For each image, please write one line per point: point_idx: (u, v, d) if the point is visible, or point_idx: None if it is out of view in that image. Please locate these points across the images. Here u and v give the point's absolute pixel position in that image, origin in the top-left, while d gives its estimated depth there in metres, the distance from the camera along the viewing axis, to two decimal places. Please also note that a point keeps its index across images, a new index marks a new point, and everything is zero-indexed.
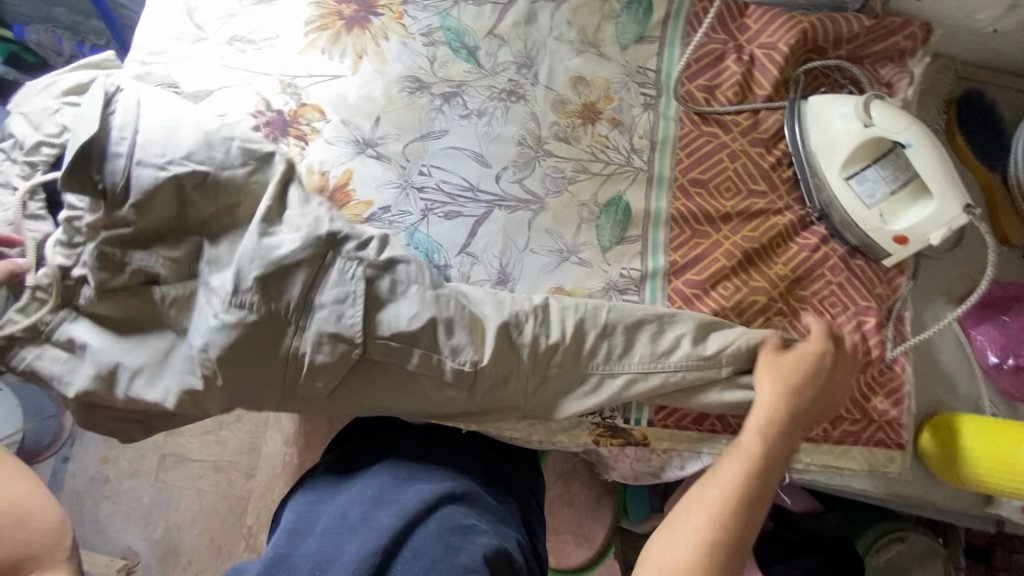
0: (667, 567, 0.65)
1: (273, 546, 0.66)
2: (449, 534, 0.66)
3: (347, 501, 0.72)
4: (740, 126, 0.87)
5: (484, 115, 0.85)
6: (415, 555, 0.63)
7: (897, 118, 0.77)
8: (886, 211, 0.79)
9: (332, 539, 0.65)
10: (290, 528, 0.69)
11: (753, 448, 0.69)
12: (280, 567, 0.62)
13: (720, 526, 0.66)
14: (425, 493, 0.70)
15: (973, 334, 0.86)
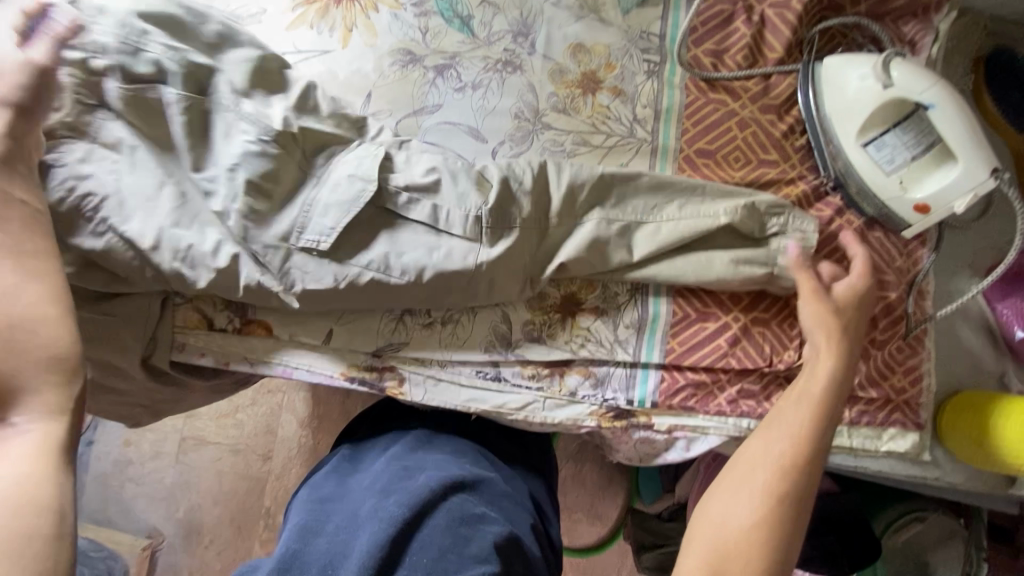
0: (730, 526, 0.59)
1: (286, 540, 0.64)
2: (460, 524, 0.64)
3: (358, 494, 0.71)
4: (750, 92, 0.82)
5: (479, 88, 0.82)
6: (426, 546, 0.61)
7: (919, 78, 0.72)
8: (907, 178, 0.74)
9: (344, 533, 0.63)
10: (301, 523, 0.67)
11: (812, 400, 0.66)
12: (293, 563, 0.60)
13: (784, 483, 0.61)
14: (434, 480, 0.69)
15: (997, 306, 0.81)
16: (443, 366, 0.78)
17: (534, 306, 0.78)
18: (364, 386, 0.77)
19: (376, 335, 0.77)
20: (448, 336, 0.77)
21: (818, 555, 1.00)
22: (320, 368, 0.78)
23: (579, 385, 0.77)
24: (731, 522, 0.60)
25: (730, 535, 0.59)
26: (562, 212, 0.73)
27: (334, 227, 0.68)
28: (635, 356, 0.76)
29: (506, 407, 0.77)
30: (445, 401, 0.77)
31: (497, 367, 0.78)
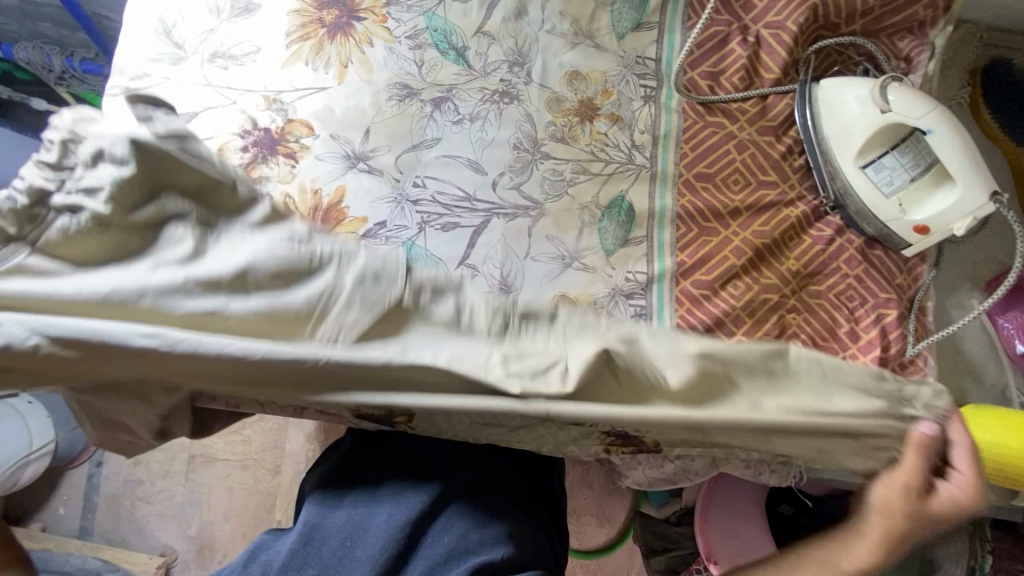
0: None
1: (305, 517, 0.70)
2: (476, 510, 0.71)
3: (376, 477, 0.75)
4: (747, 114, 0.82)
5: (477, 119, 0.82)
6: (443, 531, 0.69)
7: (917, 102, 0.72)
8: (905, 200, 0.75)
9: (361, 512, 0.70)
10: (321, 501, 0.72)
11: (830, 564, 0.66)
12: (311, 540, 0.67)
13: None
14: (449, 474, 0.73)
15: (1001, 321, 0.83)
16: None
17: None
18: None
19: None
20: None
21: None
22: None
23: None
24: None
25: None
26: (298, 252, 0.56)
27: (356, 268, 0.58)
28: None
29: None
30: None
31: None
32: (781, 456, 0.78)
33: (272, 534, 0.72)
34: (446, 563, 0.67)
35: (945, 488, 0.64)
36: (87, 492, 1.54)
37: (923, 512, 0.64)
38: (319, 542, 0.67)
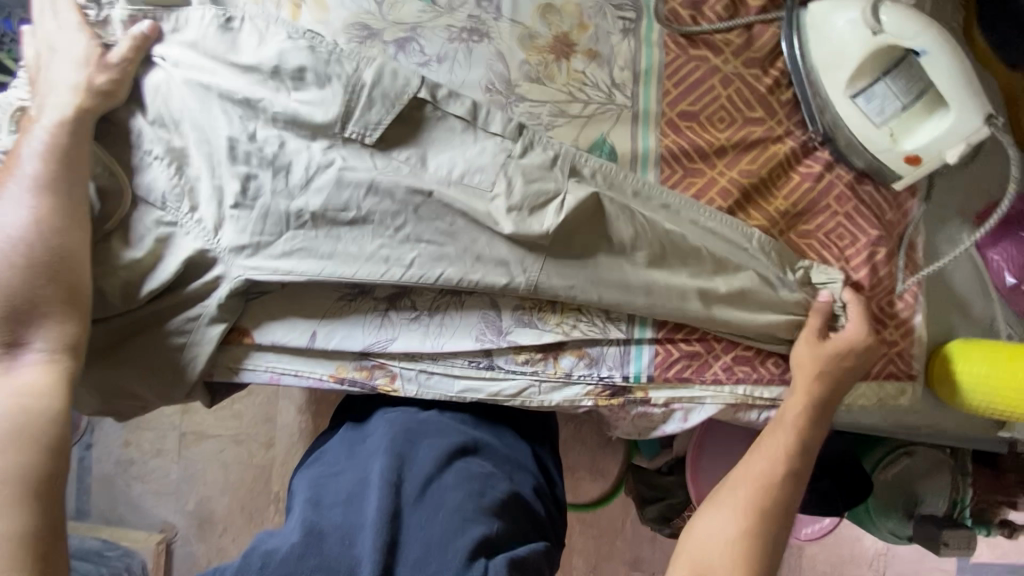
0: (712, 542, 0.68)
1: (298, 516, 0.62)
2: (472, 480, 0.66)
3: (362, 465, 0.69)
4: (732, 45, 0.77)
5: (444, 61, 0.77)
6: (438, 505, 0.61)
7: (910, 21, 0.68)
8: (897, 129, 0.72)
9: (355, 500, 0.62)
10: (310, 497, 0.65)
11: (785, 424, 0.72)
12: (311, 532, 0.58)
13: (761, 504, 0.69)
14: (434, 455, 0.68)
15: (989, 253, 0.81)
16: (433, 359, 0.77)
17: None
18: (354, 385, 0.78)
19: (361, 332, 0.76)
20: (436, 328, 0.76)
21: (811, 497, 1.04)
22: (307, 371, 0.78)
23: (573, 366, 0.77)
24: (716, 543, 0.68)
25: (712, 548, 0.67)
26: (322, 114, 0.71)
27: (379, 123, 0.71)
28: (629, 334, 0.76)
29: (502, 394, 0.77)
30: (440, 393, 0.77)
31: (489, 355, 0.77)
32: (771, 401, 0.77)
33: (262, 535, 0.62)
34: (450, 536, 0.58)
35: (840, 331, 0.73)
36: (80, 474, 1.52)
37: (839, 364, 0.72)
38: (318, 535, 0.58)
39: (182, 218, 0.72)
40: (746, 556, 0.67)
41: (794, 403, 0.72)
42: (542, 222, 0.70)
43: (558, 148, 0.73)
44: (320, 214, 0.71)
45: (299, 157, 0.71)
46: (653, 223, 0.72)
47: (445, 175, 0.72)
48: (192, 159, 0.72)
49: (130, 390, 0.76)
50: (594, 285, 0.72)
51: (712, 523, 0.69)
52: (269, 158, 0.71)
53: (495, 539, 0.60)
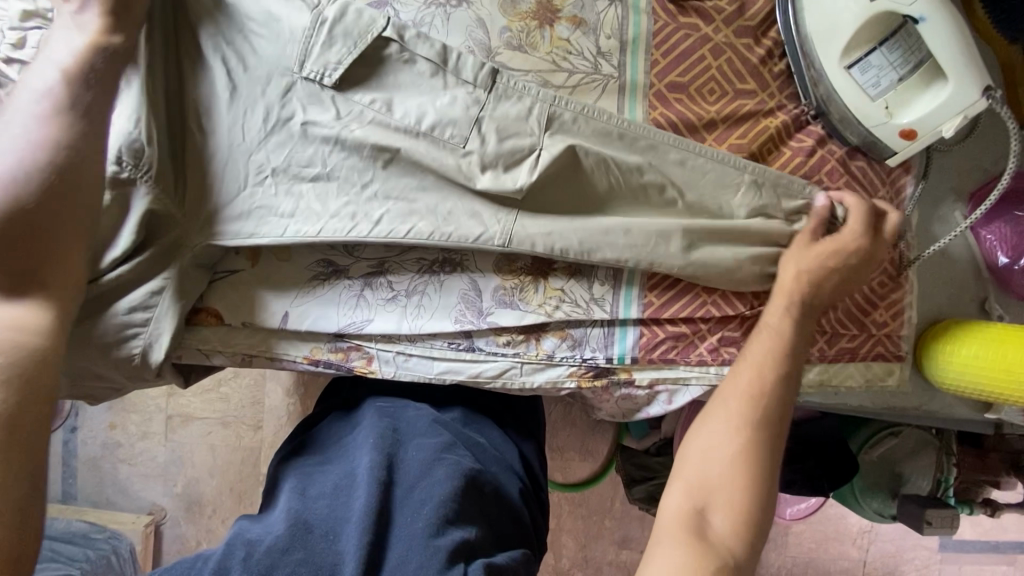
0: (710, 465, 0.66)
1: (283, 505, 0.60)
2: (460, 475, 0.62)
3: (350, 458, 0.67)
4: (723, 13, 0.74)
5: (421, 27, 0.73)
6: (423, 501, 0.59)
7: None
8: (893, 102, 0.69)
9: (343, 494, 0.61)
10: (297, 489, 0.63)
11: (769, 334, 0.71)
12: (295, 525, 0.56)
13: (753, 418, 0.67)
14: (424, 452, 0.66)
15: (982, 233, 0.78)
16: (412, 341, 0.75)
17: (507, 270, 0.73)
18: (330, 367, 0.76)
19: (337, 313, 0.74)
20: (414, 309, 0.74)
21: (798, 478, 1.04)
22: (282, 353, 0.76)
23: (556, 348, 0.75)
24: (714, 467, 0.66)
25: (712, 472, 0.66)
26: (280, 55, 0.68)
27: (338, 64, 0.67)
28: (613, 315, 0.74)
29: (482, 376, 0.75)
30: (419, 375, 0.75)
31: (470, 337, 0.75)
32: None
33: (245, 523, 0.60)
34: (431, 534, 0.56)
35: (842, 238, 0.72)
36: (65, 457, 1.50)
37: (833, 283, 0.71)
38: (304, 526, 0.56)
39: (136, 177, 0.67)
40: (745, 473, 0.65)
41: (773, 314, 0.71)
42: (519, 179, 0.69)
43: (534, 96, 0.70)
44: (284, 169, 0.70)
45: (262, 102, 0.69)
46: (635, 167, 0.71)
47: (413, 121, 0.69)
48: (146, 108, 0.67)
49: (94, 371, 0.73)
50: (570, 235, 0.70)
51: (706, 445, 0.67)
52: (231, 108, 0.69)
53: (476, 544, 0.57)
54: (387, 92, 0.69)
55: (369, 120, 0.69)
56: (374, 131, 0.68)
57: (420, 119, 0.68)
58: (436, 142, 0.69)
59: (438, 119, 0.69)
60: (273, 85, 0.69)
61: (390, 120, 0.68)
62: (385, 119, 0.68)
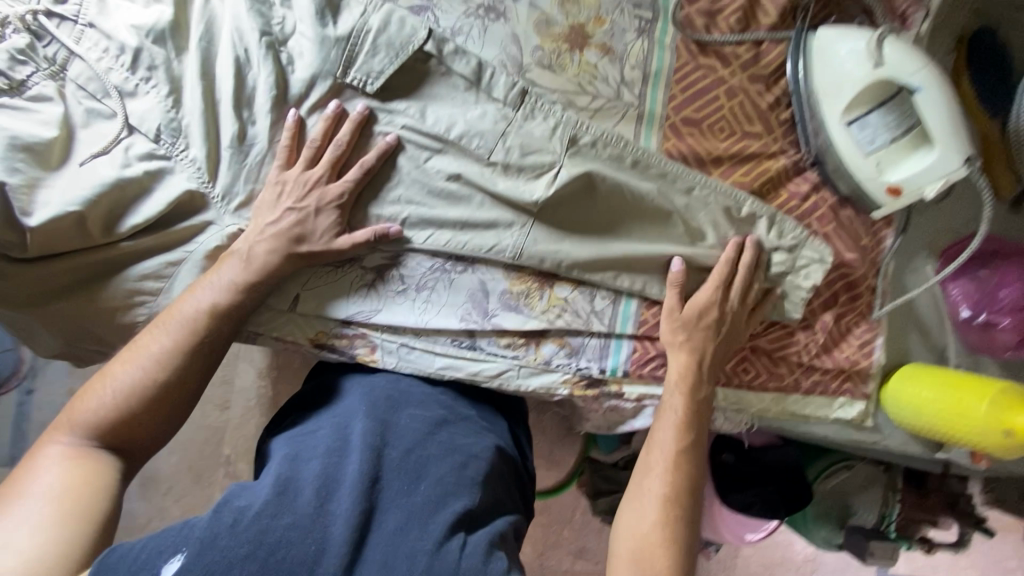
0: (636, 536, 0.68)
1: (273, 470, 0.61)
2: (454, 451, 0.66)
3: (341, 423, 0.68)
4: (740, 59, 0.79)
5: (459, 36, 0.76)
6: (418, 475, 0.62)
7: (910, 58, 0.71)
8: (884, 160, 0.75)
9: (335, 456, 0.62)
10: (290, 453, 0.64)
11: (680, 425, 0.73)
12: (286, 489, 0.57)
13: (669, 495, 0.70)
14: (418, 423, 0.68)
15: (949, 287, 0.85)
16: (416, 335, 0.77)
17: (515, 275, 0.77)
18: (334, 352, 0.77)
19: (348, 300, 0.76)
20: (422, 304, 0.76)
21: (756, 501, 1.11)
22: (286, 335, 0.77)
23: (553, 354, 0.78)
24: (643, 531, 0.68)
25: (637, 538, 0.68)
26: (324, 56, 0.71)
27: (380, 74, 0.72)
28: (610, 328, 0.78)
29: (480, 375, 0.77)
30: (419, 368, 0.77)
31: (473, 336, 0.77)
32: (734, 403, 0.82)
33: (235, 488, 0.60)
34: (430, 508, 0.58)
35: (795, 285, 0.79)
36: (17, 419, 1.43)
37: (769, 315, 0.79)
38: (291, 494, 0.57)
39: (173, 154, 0.70)
40: (671, 537, 0.68)
41: (670, 406, 0.73)
42: (539, 191, 0.73)
43: (559, 117, 0.75)
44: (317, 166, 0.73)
45: (300, 99, 0.72)
46: (647, 194, 0.76)
47: (443, 128, 0.73)
48: (182, 91, 0.70)
49: (93, 333, 0.74)
50: (581, 252, 0.75)
51: (636, 511, 0.70)
52: (275, 95, 0.71)
53: (475, 512, 0.61)
54: (426, 100, 0.74)
55: (407, 126, 0.73)
56: (414, 136, 0.74)
57: (453, 128, 0.73)
58: (467, 150, 0.74)
59: (469, 130, 0.73)
60: (315, 78, 0.72)
61: (424, 127, 0.73)
62: (420, 129, 0.73)
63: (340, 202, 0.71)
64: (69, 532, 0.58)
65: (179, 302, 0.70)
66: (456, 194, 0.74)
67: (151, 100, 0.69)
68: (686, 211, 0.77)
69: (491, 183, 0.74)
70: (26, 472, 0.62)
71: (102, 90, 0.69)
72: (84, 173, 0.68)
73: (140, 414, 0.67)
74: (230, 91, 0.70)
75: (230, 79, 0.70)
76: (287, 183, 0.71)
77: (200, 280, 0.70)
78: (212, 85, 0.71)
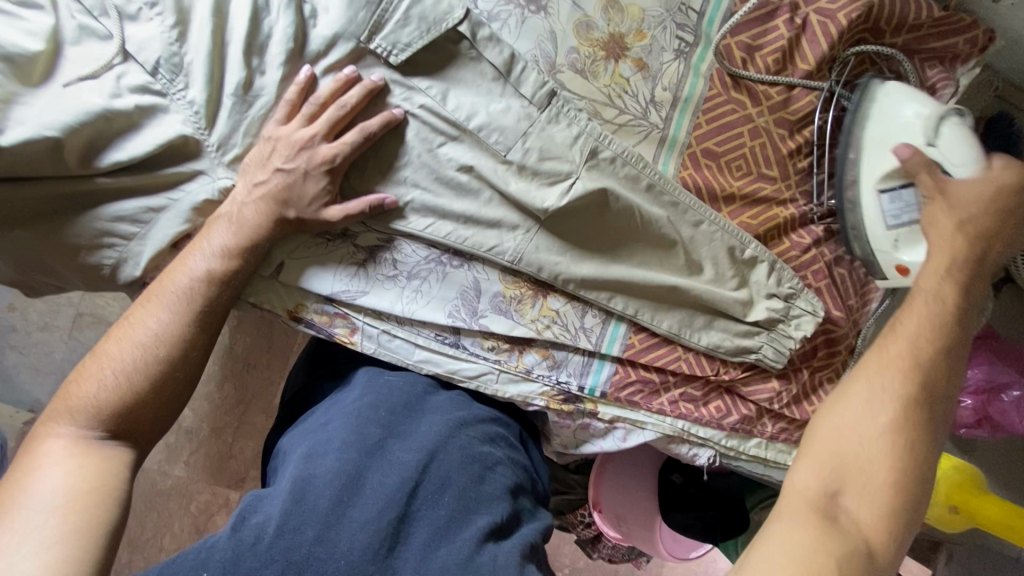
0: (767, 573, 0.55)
1: (289, 474, 0.59)
2: (473, 462, 0.65)
3: (356, 423, 0.67)
4: (771, 100, 0.78)
5: (494, 21, 0.74)
6: (443, 484, 0.61)
7: (965, 148, 0.70)
8: (903, 238, 0.74)
9: (355, 459, 0.61)
10: (304, 452, 0.63)
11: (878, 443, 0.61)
12: (304, 494, 0.56)
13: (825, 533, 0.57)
14: (435, 428, 0.67)
15: None
16: (400, 323, 0.74)
17: (511, 279, 0.75)
18: (310, 328, 0.74)
19: (332, 277, 0.73)
20: (411, 293, 0.73)
21: (697, 524, 1.12)
22: (265, 303, 0.73)
23: (535, 364, 0.77)
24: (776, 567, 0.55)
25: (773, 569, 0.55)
26: (353, 15, 0.67)
27: (407, 46, 0.67)
28: (595, 347, 0.77)
29: (459, 373, 0.76)
30: (397, 356, 0.75)
31: (457, 333, 0.75)
32: (702, 439, 0.80)
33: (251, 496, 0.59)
34: (453, 522, 0.58)
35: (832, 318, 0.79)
36: None
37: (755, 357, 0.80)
38: (310, 503, 0.56)
39: (170, 91, 0.64)
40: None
41: (841, 444, 0.62)
42: (550, 198, 0.71)
43: (583, 126, 0.72)
44: None
45: (318, 59, 0.68)
46: (656, 220, 0.74)
47: (463, 115, 0.70)
48: (189, 25, 0.64)
49: (50, 266, 0.68)
50: (582, 268, 0.74)
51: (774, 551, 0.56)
52: (286, 44, 0.66)
53: (501, 524, 0.60)
54: (449, 82, 0.70)
55: (426, 105, 0.70)
56: (432, 116, 0.70)
57: (472, 116, 0.69)
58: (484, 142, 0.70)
59: (489, 122, 0.70)
60: (338, 38, 0.67)
61: (444, 110, 0.69)
62: (440, 112, 0.70)
63: (332, 166, 0.67)
64: (78, 541, 0.56)
65: (173, 270, 0.67)
66: (466, 187, 0.71)
67: (155, 29, 0.64)
68: (690, 244, 0.76)
69: (502, 180, 0.71)
70: (27, 472, 0.60)
71: (100, 8, 0.64)
72: (69, 98, 0.62)
73: (148, 401, 0.65)
74: (242, 34, 0.65)
75: (244, 21, 0.65)
76: (283, 141, 0.66)
77: (193, 245, 0.67)
78: (223, 22, 0.65)
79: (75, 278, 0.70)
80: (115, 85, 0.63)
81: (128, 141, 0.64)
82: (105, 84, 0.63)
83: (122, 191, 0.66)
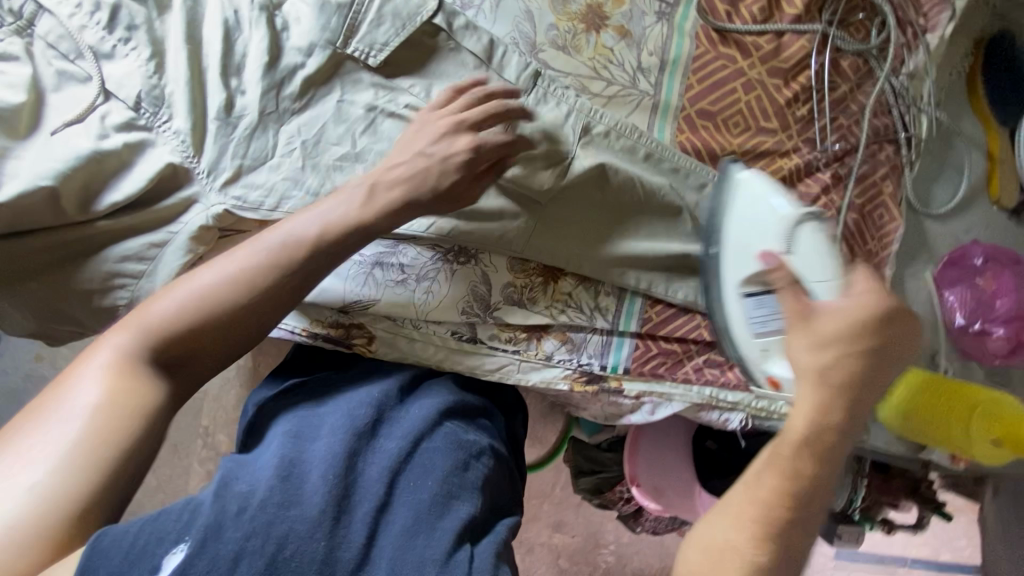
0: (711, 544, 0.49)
1: (274, 449, 0.56)
2: (460, 449, 0.60)
3: (343, 403, 0.63)
4: (761, 51, 0.76)
5: (470, 10, 0.74)
6: (425, 471, 0.56)
7: (824, 263, 0.58)
8: (772, 347, 0.64)
9: (345, 440, 0.57)
10: (288, 429, 0.59)
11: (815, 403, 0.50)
12: (291, 473, 0.52)
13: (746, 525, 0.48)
14: (424, 412, 0.63)
15: (946, 294, 0.85)
16: (415, 326, 0.74)
17: (519, 267, 0.75)
18: (326, 342, 0.74)
19: (343, 289, 0.73)
20: (422, 294, 0.73)
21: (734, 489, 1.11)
22: (281, 322, 0.74)
23: (555, 349, 0.76)
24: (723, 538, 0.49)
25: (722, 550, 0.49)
26: (328, 23, 0.66)
27: (384, 46, 0.67)
28: (613, 324, 0.76)
29: (477, 369, 0.75)
30: (414, 359, 0.75)
31: (473, 329, 0.75)
32: (732, 404, 0.77)
33: (230, 462, 0.55)
34: (434, 510, 0.53)
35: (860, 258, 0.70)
36: None
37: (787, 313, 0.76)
38: (297, 481, 0.52)
39: (155, 125, 0.64)
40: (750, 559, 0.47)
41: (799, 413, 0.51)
42: (547, 181, 0.70)
43: (572, 103, 0.71)
44: (313, 144, 0.67)
45: (294, 71, 0.66)
46: (658, 188, 0.73)
47: None
48: (165, 56, 0.65)
49: (66, 313, 0.69)
50: (588, 248, 0.73)
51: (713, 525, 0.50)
52: (264, 61, 0.65)
53: (477, 520, 0.55)
54: (430, 76, 0.69)
55: (411, 104, 0.68)
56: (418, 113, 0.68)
57: None
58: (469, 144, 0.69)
59: None
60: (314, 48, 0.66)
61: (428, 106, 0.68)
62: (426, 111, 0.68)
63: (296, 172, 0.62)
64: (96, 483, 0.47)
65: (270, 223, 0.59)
66: None
67: (133, 63, 0.64)
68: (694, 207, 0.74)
69: (497, 170, 0.70)
70: (55, 391, 0.50)
71: (76, 50, 0.64)
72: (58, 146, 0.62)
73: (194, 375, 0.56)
74: (218, 57, 0.65)
75: (219, 44, 0.65)
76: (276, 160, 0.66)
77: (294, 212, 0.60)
78: (198, 48, 0.65)
79: (91, 322, 0.71)
80: (100, 126, 0.63)
81: (120, 180, 0.65)
82: (92, 126, 0.63)
83: (123, 229, 0.66)
